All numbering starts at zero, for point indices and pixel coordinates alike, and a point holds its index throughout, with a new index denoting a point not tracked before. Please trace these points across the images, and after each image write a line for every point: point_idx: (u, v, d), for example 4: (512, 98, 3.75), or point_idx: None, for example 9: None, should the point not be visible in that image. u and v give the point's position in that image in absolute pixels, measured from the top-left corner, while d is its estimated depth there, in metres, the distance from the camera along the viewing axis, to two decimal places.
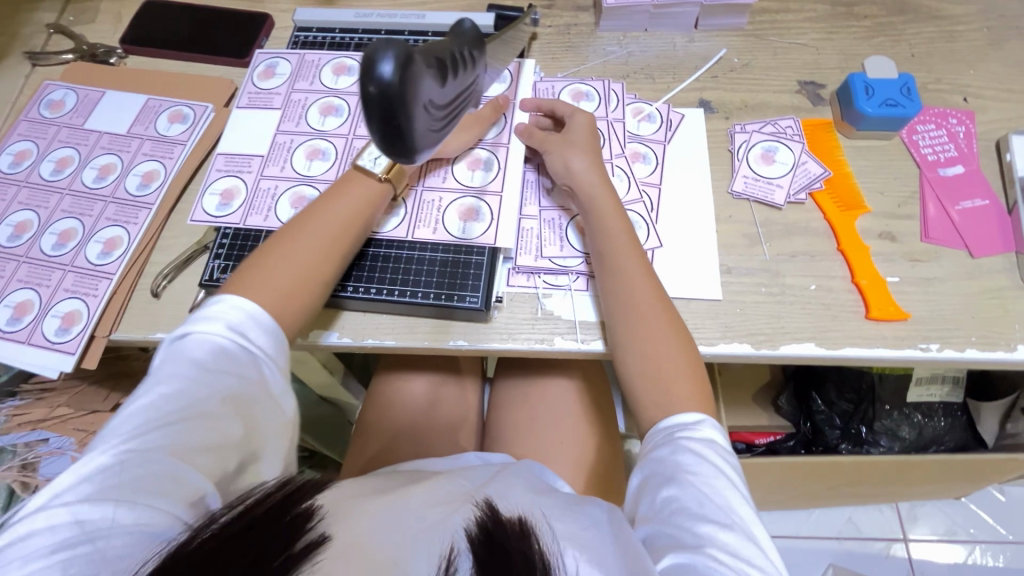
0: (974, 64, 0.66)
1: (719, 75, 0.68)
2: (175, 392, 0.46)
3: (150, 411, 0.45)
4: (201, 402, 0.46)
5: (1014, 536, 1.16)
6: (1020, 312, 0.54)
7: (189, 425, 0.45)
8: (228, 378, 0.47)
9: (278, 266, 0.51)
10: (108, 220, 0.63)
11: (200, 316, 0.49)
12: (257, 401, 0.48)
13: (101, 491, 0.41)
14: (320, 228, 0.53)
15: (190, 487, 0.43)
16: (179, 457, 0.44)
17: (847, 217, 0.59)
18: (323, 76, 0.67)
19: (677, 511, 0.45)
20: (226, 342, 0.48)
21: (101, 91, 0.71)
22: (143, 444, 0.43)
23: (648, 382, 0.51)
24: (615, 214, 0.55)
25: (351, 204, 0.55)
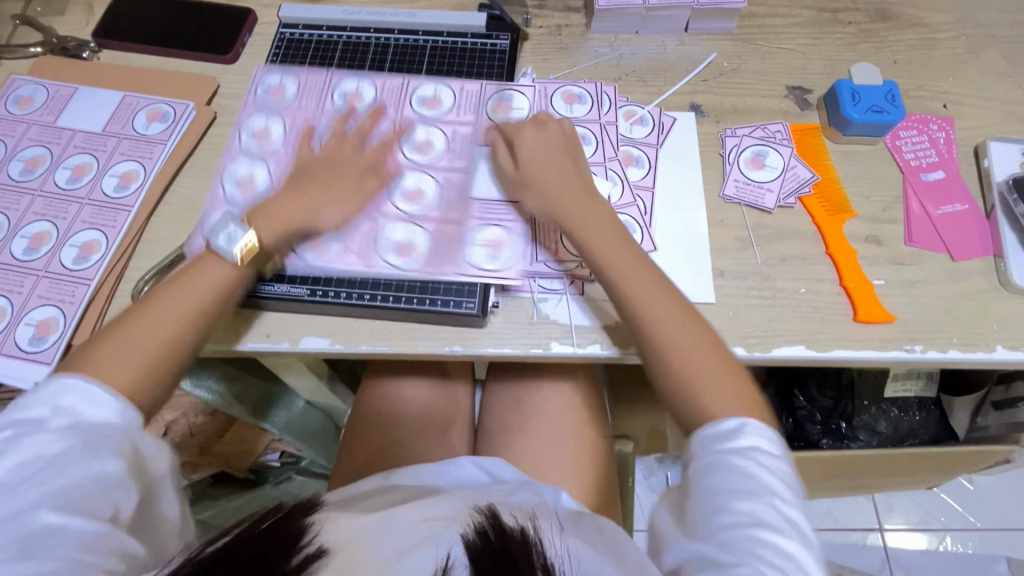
0: (953, 71, 0.68)
1: (710, 79, 0.68)
2: (56, 449, 0.41)
3: (34, 473, 0.40)
4: (88, 456, 0.41)
5: (982, 523, 1.21)
6: (998, 314, 0.56)
7: (83, 471, 0.41)
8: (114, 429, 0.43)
9: (143, 330, 0.47)
10: (85, 223, 0.60)
11: (56, 378, 0.44)
12: (146, 444, 0.45)
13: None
14: (185, 293, 0.49)
15: (98, 541, 0.39)
16: (73, 508, 0.39)
17: (835, 220, 0.60)
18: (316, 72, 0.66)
19: (728, 529, 0.43)
20: (81, 393, 0.44)
21: (73, 88, 0.68)
22: (34, 497, 0.39)
23: (697, 390, 0.49)
24: (585, 206, 0.55)
25: (210, 266, 0.51)
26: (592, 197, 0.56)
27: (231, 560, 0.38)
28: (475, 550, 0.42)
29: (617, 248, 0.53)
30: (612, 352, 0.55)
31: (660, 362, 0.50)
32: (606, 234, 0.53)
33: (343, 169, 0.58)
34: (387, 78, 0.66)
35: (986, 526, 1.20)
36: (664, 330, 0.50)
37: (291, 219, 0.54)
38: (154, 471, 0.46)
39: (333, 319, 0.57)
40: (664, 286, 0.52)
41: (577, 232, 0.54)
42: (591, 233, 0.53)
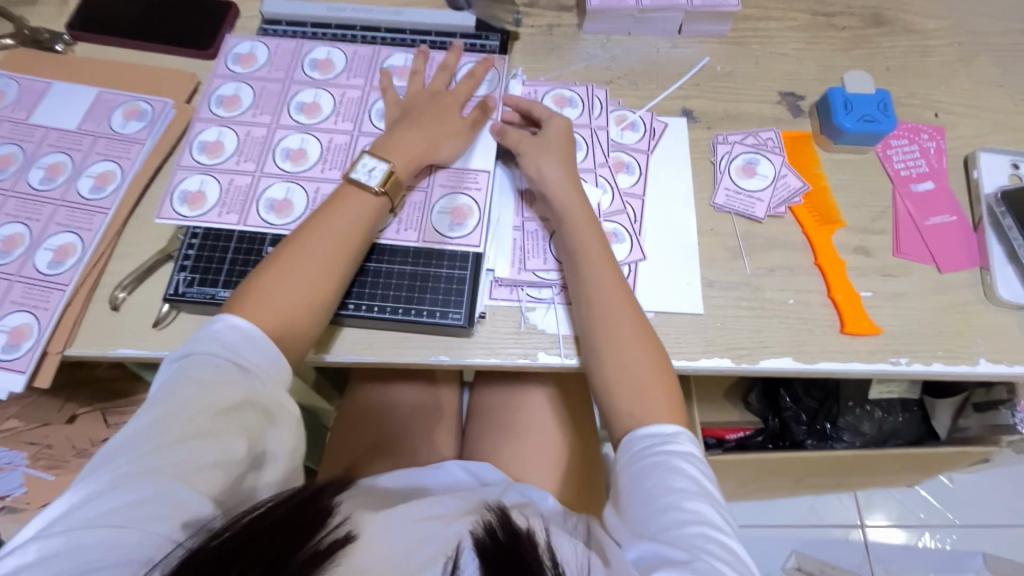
0: (945, 79, 0.68)
1: (702, 84, 0.67)
2: (160, 417, 0.42)
3: (149, 433, 0.42)
4: (197, 418, 0.43)
5: (960, 520, 1.23)
6: (983, 327, 0.56)
7: (188, 444, 0.42)
8: (221, 389, 0.44)
9: (288, 268, 0.50)
10: (60, 225, 0.58)
11: (203, 335, 0.46)
12: (268, 408, 0.45)
13: (96, 515, 0.38)
14: (321, 240, 0.51)
15: (187, 509, 0.40)
16: (179, 478, 0.41)
17: (824, 231, 0.60)
18: (303, 68, 0.63)
19: (674, 526, 0.44)
20: (221, 362, 0.45)
21: (46, 82, 0.65)
22: (140, 465, 0.40)
23: (619, 391, 0.50)
24: (586, 220, 0.55)
25: (346, 221, 0.52)
26: (584, 207, 0.56)
27: (254, 542, 0.37)
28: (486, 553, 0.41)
29: (599, 261, 0.53)
30: None
31: (596, 359, 0.52)
32: (598, 245, 0.54)
33: (447, 113, 0.59)
34: (372, 69, 0.64)
35: (964, 523, 1.23)
36: (611, 334, 0.51)
37: (418, 154, 0.56)
38: (271, 440, 0.46)
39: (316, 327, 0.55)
40: (630, 297, 0.53)
41: (568, 238, 0.55)
42: (587, 242, 0.54)
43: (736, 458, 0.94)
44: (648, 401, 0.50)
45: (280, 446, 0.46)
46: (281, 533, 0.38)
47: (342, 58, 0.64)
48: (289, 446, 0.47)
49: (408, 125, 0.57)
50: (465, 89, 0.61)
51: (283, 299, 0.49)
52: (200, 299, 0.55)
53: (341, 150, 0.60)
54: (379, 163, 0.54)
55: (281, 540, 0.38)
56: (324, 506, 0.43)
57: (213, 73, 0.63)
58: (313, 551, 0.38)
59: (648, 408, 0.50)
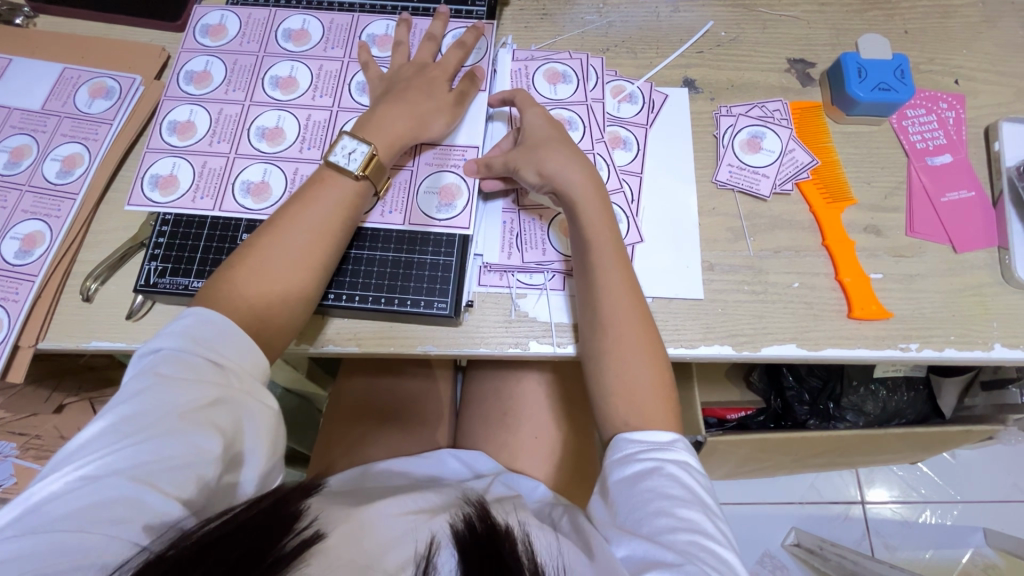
0: (967, 42, 0.63)
1: (705, 51, 0.63)
2: (128, 415, 0.40)
3: (113, 431, 0.39)
4: (165, 417, 0.40)
5: (962, 495, 1.23)
6: (999, 310, 0.53)
7: (154, 444, 0.39)
8: (191, 388, 0.41)
9: (269, 256, 0.47)
10: (26, 212, 0.55)
11: (175, 328, 0.44)
12: (241, 408, 0.42)
13: (50, 520, 0.35)
14: (300, 229, 0.48)
15: (149, 512, 0.37)
16: (143, 480, 0.38)
17: (833, 209, 0.56)
18: (278, 40, 0.59)
19: (661, 529, 0.42)
20: (194, 357, 0.42)
21: (7, 59, 0.61)
22: (101, 467, 0.38)
23: (615, 399, 0.48)
24: (597, 203, 0.51)
25: (326, 208, 0.49)
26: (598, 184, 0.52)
27: (220, 542, 0.35)
28: (462, 547, 0.40)
29: (606, 243, 0.50)
30: None
31: (594, 361, 0.49)
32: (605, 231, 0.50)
33: (435, 87, 0.54)
34: (351, 39, 0.59)
35: (966, 499, 1.22)
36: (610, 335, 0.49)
37: (404, 134, 0.52)
38: (246, 438, 0.43)
39: None
40: (636, 291, 0.50)
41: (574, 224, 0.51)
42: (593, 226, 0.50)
43: (738, 439, 0.92)
44: (644, 414, 0.47)
45: (258, 445, 0.43)
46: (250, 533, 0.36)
47: (318, 28, 0.60)
48: (268, 443, 0.44)
49: (394, 101, 0.53)
50: (453, 58, 0.57)
51: (264, 287, 0.47)
52: (173, 290, 0.52)
53: (319, 127, 0.56)
54: (359, 145, 0.51)
55: (247, 540, 0.35)
56: (290, 511, 0.40)
57: (181, 46, 0.59)
58: (286, 549, 0.37)
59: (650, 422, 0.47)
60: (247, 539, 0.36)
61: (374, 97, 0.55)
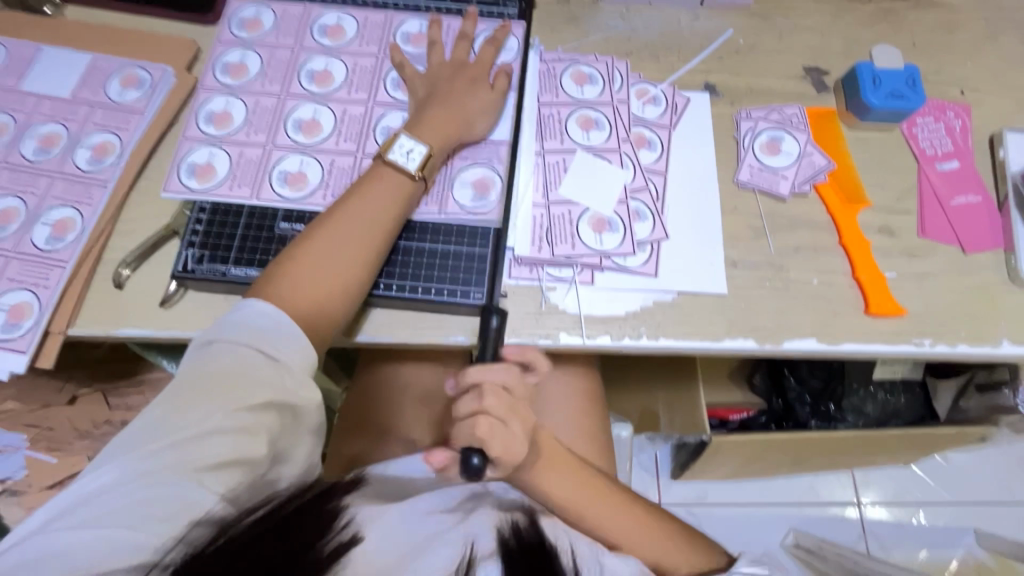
0: (971, 56, 0.66)
1: (725, 57, 0.65)
2: (174, 409, 0.39)
3: (161, 423, 0.39)
4: (216, 415, 0.39)
5: (954, 497, 1.26)
6: (1006, 309, 0.56)
7: (204, 441, 0.39)
8: (243, 386, 0.40)
9: (324, 252, 0.48)
10: (57, 199, 0.56)
11: (227, 321, 0.43)
12: (289, 406, 0.42)
13: (99, 514, 0.36)
14: (351, 224, 0.49)
15: (197, 509, 0.37)
16: (190, 477, 0.38)
17: (849, 210, 0.59)
18: (314, 34, 0.60)
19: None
20: (245, 350, 0.41)
21: (36, 47, 0.61)
22: (149, 462, 0.38)
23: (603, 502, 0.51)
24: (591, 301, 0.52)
25: (377, 206, 0.50)
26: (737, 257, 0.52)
27: (264, 536, 0.36)
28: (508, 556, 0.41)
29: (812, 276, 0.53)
30: (623, 345, 0.54)
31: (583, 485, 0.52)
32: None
33: (476, 88, 0.57)
34: (385, 36, 0.61)
35: (958, 501, 1.26)
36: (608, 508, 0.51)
37: (451, 134, 0.54)
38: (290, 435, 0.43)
39: None
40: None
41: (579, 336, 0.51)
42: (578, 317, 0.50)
43: (744, 438, 0.93)
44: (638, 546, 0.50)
45: (301, 440, 0.44)
46: (291, 537, 0.37)
47: (353, 24, 0.61)
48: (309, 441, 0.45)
49: (439, 100, 0.55)
50: (488, 56, 0.59)
51: (314, 281, 0.47)
52: (209, 277, 0.52)
53: (355, 121, 0.57)
54: (417, 144, 0.52)
55: (295, 538, 0.37)
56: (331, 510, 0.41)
57: (217, 39, 0.60)
58: (324, 553, 0.38)
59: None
60: (293, 535, 0.37)
61: (418, 95, 0.57)
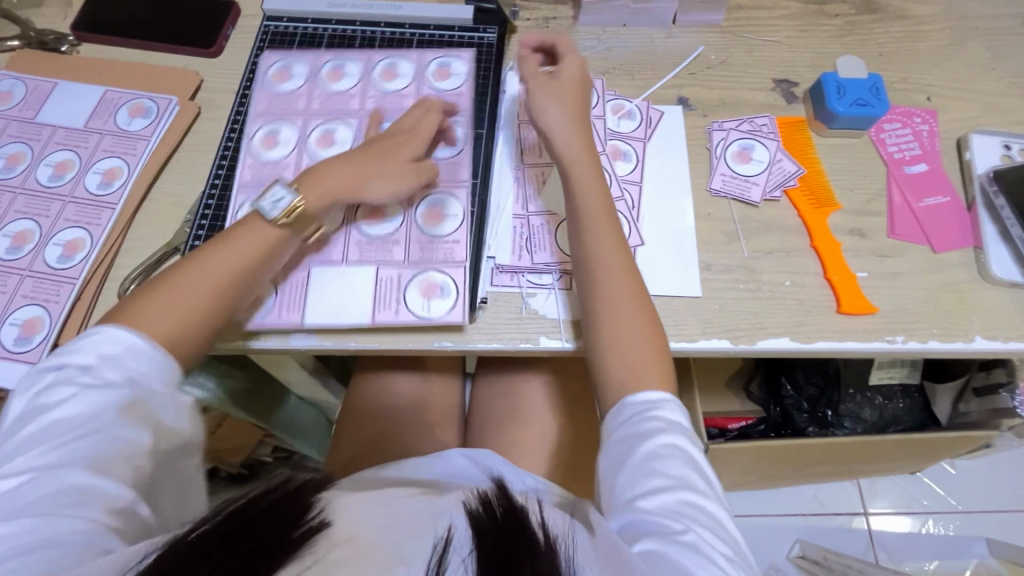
0: (936, 63, 0.69)
1: (697, 72, 0.68)
2: (101, 418, 0.45)
3: (93, 426, 0.44)
4: (97, 420, 0.45)
5: (964, 506, 1.24)
6: (978, 306, 0.57)
7: (91, 440, 0.44)
8: (124, 392, 0.46)
9: (180, 282, 0.50)
10: (68, 221, 0.59)
11: (83, 344, 0.47)
12: (161, 404, 0.48)
13: (57, 504, 0.41)
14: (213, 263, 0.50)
15: (110, 495, 0.43)
16: (91, 472, 0.43)
17: (820, 214, 0.61)
18: (299, 68, 0.65)
19: (672, 506, 0.45)
20: (114, 364, 0.46)
21: (52, 82, 0.66)
22: (72, 461, 0.43)
23: (614, 366, 0.51)
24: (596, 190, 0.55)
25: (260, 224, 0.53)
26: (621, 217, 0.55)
27: (236, 528, 0.39)
28: (480, 527, 0.42)
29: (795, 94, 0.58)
30: None
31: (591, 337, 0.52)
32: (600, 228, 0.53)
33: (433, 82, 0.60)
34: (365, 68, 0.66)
35: (968, 510, 1.23)
36: (618, 325, 0.51)
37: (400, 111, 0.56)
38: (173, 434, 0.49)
39: (300, 314, 0.56)
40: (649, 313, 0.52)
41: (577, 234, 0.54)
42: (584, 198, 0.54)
43: (741, 445, 0.94)
44: (640, 379, 0.50)
45: (185, 435, 0.50)
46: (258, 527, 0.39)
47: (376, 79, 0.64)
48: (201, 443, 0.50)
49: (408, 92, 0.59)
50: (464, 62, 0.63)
51: (172, 317, 0.49)
52: None
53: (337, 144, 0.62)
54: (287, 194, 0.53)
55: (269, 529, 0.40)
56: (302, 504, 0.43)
57: (252, 110, 0.63)
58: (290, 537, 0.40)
59: (638, 381, 0.50)
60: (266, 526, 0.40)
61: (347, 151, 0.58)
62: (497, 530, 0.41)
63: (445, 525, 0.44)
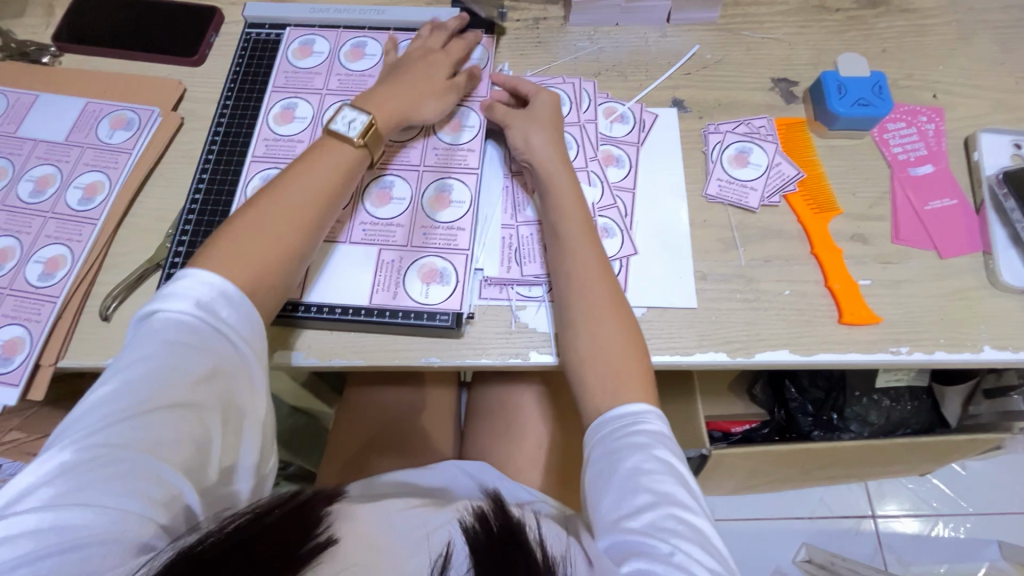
0: (943, 59, 0.66)
1: (693, 72, 0.66)
2: (164, 386, 0.42)
3: (156, 399, 0.41)
4: (172, 389, 0.42)
5: (974, 508, 1.21)
6: (987, 313, 0.55)
7: (161, 416, 0.41)
8: (199, 358, 0.43)
9: (255, 221, 0.49)
10: (50, 237, 0.58)
11: (164, 297, 0.45)
12: (237, 377, 0.45)
13: (95, 495, 0.37)
14: (271, 201, 0.50)
15: (165, 481, 0.39)
16: (149, 453, 0.40)
17: (821, 219, 0.58)
18: (282, 79, 0.64)
19: (659, 525, 0.42)
20: (187, 323, 0.44)
21: (34, 94, 0.65)
22: (127, 439, 0.40)
23: (590, 367, 0.50)
24: (569, 193, 0.54)
25: (323, 171, 0.52)
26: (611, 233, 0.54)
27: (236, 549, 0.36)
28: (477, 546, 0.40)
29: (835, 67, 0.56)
30: None
31: (570, 328, 0.51)
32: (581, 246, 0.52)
33: (434, 71, 0.59)
34: (348, 75, 0.64)
35: (979, 512, 1.21)
36: (593, 324, 0.50)
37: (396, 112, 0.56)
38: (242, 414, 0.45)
39: (282, 330, 0.55)
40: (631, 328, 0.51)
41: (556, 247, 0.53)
42: (559, 206, 0.54)
43: (744, 451, 0.91)
44: (622, 386, 0.49)
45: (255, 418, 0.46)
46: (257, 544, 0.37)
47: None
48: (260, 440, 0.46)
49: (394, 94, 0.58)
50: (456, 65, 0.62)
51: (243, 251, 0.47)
52: None
53: None
54: (359, 115, 0.54)
55: (282, 537, 0.38)
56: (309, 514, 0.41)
57: (250, 155, 0.61)
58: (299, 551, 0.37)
59: (619, 391, 0.48)
60: (281, 535, 0.38)
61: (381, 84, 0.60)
62: (495, 548, 0.39)
63: (443, 539, 0.42)
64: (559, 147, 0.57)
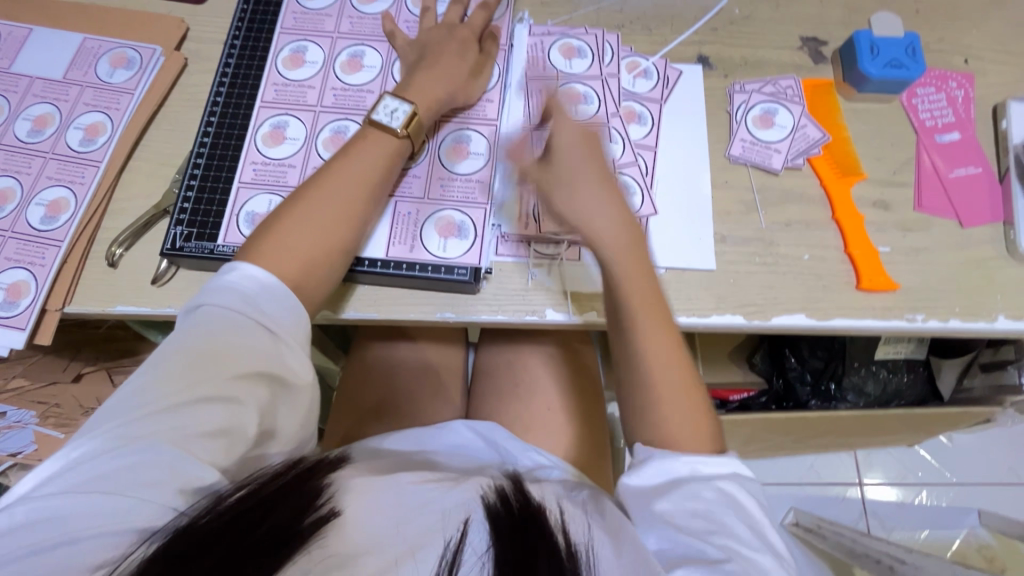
0: (976, 22, 0.64)
1: (719, 28, 0.63)
2: (207, 376, 0.41)
3: (199, 389, 0.41)
4: (215, 379, 0.41)
5: (957, 478, 1.25)
6: (1003, 283, 0.55)
7: (203, 406, 0.41)
8: (243, 351, 0.42)
9: (302, 213, 0.48)
10: (50, 179, 0.56)
11: (212, 288, 0.45)
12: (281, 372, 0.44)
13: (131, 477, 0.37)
14: (317, 194, 0.49)
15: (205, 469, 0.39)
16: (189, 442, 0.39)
17: (843, 183, 0.57)
18: (291, 18, 0.61)
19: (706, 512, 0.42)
20: (235, 316, 0.43)
21: (27, 28, 0.62)
22: (171, 427, 0.40)
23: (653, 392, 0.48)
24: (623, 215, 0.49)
25: (365, 162, 0.51)
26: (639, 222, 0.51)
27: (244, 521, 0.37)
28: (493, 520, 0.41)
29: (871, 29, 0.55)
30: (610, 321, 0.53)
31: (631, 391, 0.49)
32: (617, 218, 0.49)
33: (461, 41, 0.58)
34: (361, 18, 0.61)
35: (961, 482, 1.25)
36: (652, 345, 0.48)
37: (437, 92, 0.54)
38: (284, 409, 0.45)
39: None
40: (649, 271, 0.50)
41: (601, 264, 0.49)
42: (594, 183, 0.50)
43: (744, 417, 0.93)
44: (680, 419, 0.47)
45: (297, 412, 0.46)
46: (260, 518, 0.37)
47: (398, 74, 0.59)
48: (302, 415, 0.46)
49: None
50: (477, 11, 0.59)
51: (290, 245, 0.47)
52: (198, 254, 0.53)
53: (333, 102, 0.58)
54: (402, 104, 0.52)
55: (275, 517, 0.37)
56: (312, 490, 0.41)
57: (258, 99, 0.58)
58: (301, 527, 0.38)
59: (680, 422, 0.47)
60: (277, 513, 0.38)
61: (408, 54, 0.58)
62: (508, 524, 0.40)
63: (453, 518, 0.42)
64: (615, 200, 0.50)
